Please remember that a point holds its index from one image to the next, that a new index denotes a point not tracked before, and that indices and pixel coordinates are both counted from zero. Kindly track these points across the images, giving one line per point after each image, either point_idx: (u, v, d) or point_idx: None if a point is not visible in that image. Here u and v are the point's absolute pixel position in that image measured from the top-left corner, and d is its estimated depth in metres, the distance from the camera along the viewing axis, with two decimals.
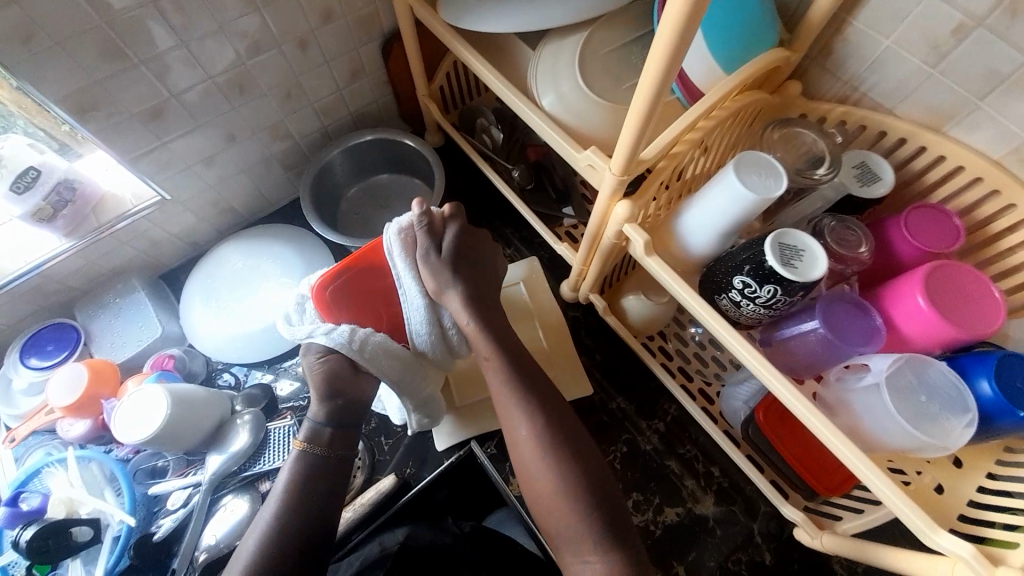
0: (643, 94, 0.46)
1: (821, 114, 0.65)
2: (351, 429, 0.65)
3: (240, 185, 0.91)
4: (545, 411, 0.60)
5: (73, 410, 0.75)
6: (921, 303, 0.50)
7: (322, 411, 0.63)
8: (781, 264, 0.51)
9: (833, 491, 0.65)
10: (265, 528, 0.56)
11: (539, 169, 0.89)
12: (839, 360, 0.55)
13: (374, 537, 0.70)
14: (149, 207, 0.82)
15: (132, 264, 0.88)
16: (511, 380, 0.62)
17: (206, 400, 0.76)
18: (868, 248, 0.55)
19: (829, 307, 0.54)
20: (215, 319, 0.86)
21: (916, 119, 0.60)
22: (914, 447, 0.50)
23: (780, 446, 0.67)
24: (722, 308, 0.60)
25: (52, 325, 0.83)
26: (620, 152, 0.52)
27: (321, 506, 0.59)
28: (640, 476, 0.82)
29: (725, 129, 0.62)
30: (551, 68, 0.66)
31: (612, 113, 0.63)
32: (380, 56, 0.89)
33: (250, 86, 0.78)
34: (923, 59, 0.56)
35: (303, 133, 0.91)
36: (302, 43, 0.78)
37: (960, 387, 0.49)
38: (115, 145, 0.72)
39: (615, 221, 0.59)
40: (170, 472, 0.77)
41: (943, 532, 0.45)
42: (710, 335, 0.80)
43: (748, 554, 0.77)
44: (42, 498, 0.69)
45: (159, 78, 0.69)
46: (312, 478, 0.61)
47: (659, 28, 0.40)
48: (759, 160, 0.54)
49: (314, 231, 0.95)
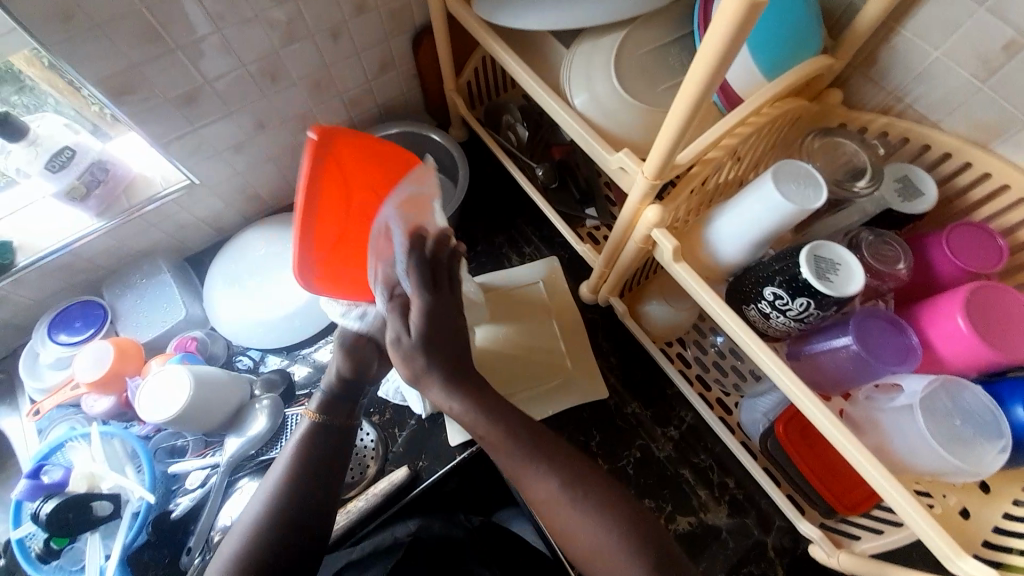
0: (685, 100, 0.45)
1: (861, 125, 0.63)
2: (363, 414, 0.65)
3: (267, 173, 0.91)
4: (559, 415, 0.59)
5: (98, 385, 0.76)
6: (960, 324, 0.49)
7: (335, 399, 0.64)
8: (817, 277, 0.50)
9: (852, 509, 0.64)
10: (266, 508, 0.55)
11: (564, 168, 0.88)
12: (870, 377, 0.54)
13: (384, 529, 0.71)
14: (178, 190, 0.83)
15: (158, 246, 0.89)
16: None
17: (229, 383, 0.77)
18: (906, 264, 0.54)
19: (862, 323, 0.52)
20: (236, 304, 0.87)
21: (961, 134, 0.58)
22: (945, 471, 0.48)
23: (799, 462, 0.66)
24: (750, 318, 0.59)
25: (80, 302, 0.85)
26: (656, 157, 0.52)
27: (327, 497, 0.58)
28: (652, 483, 0.81)
29: (762, 136, 0.61)
30: (585, 68, 0.66)
31: (646, 115, 0.62)
32: (410, 47, 0.89)
33: (281, 75, 0.78)
34: (972, 74, 0.54)
35: (330, 123, 0.92)
36: (335, 33, 0.78)
37: (995, 413, 0.48)
38: (148, 128, 0.73)
39: (645, 226, 0.59)
40: (189, 452, 0.78)
41: (967, 557, 0.44)
42: (731, 344, 0.79)
43: (759, 567, 0.76)
44: (64, 471, 0.71)
45: (194, 64, 0.69)
46: (320, 461, 0.60)
47: (709, 33, 0.39)
48: (799, 170, 0.53)
49: None
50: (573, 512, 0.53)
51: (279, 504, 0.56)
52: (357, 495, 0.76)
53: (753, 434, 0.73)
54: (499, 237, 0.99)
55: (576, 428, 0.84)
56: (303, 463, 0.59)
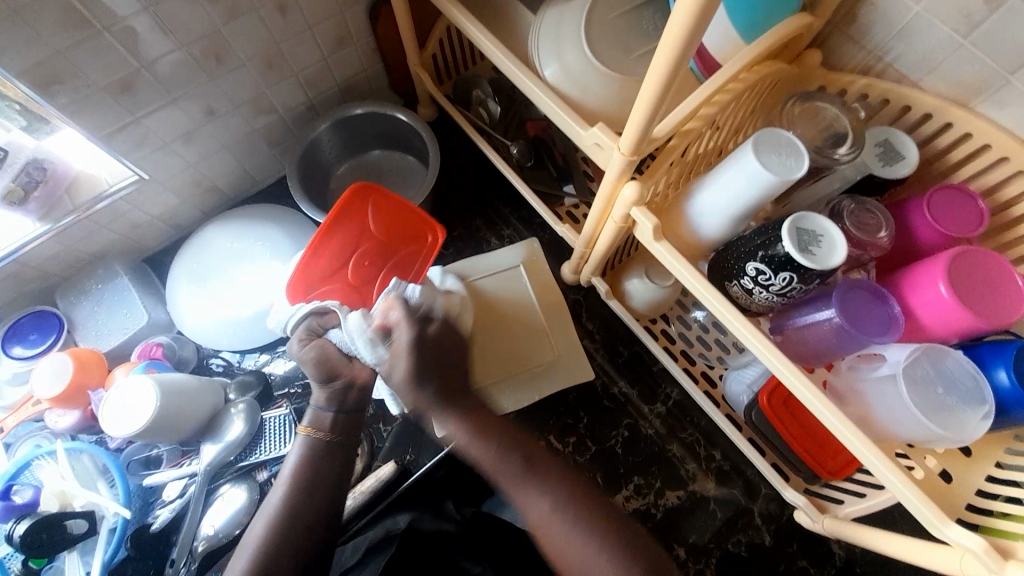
0: (658, 71, 0.42)
1: (841, 87, 0.61)
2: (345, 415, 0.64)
3: (223, 164, 0.86)
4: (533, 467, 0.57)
5: (60, 401, 0.73)
6: (943, 291, 0.48)
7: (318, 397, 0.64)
8: (798, 250, 0.48)
9: (835, 474, 0.66)
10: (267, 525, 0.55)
11: (539, 145, 0.85)
12: (853, 350, 0.53)
13: (376, 522, 0.71)
14: (127, 187, 0.77)
15: (114, 248, 0.84)
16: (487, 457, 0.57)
17: (200, 389, 0.74)
18: (888, 233, 0.52)
19: (846, 295, 0.51)
20: (205, 304, 0.83)
21: (943, 93, 0.56)
22: (927, 439, 0.48)
23: (782, 428, 0.67)
24: (732, 295, 0.58)
25: (33, 313, 0.79)
26: (631, 131, 0.49)
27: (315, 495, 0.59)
28: (640, 459, 0.81)
29: (739, 103, 0.58)
30: (554, 36, 0.61)
31: (621, 86, 0.59)
32: (368, 21, 0.83)
33: (227, 56, 0.72)
34: (954, 28, 0.52)
35: (288, 106, 0.86)
36: (282, 7, 0.71)
37: (978, 379, 0.48)
38: (84, 120, 0.67)
39: (623, 205, 0.56)
40: (164, 462, 0.76)
41: (952, 524, 0.45)
42: (714, 318, 0.78)
43: (746, 534, 0.78)
44: (34, 490, 0.68)
45: (127, 47, 0.63)
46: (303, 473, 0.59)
47: (675, 8, 0.37)
48: (780, 139, 0.50)
49: (304, 212, 0.91)
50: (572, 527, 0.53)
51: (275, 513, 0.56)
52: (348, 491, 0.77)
53: (737, 406, 0.73)
54: (475, 220, 0.96)
55: (563, 410, 0.84)
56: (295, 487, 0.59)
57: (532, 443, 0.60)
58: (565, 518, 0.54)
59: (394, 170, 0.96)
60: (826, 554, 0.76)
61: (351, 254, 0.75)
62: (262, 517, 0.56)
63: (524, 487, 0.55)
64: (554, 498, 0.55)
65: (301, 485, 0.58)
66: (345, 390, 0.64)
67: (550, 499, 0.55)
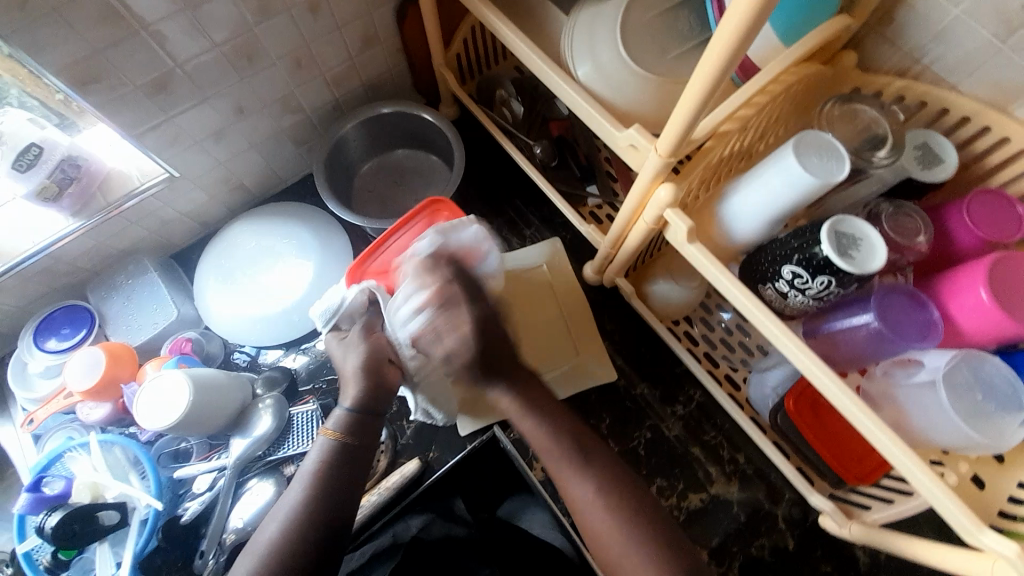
0: (704, 74, 0.42)
1: (877, 89, 0.60)
2: (375, 415, 0.65)
3: (251, 162, 0.87)
4: (587, 458, 0.59)
5: (93, 393, 0.74)
6: (983, 296, 0.47)
7: (351, 393, 0.64)
8: (837, 254, 0.48)
9: (862, 479, 0.65)
10: (290, 516, 0.56)
11: (563, 145, 0.85)
12: (889, 354, 0.53)
13: (389, 527, 0.71)
14: (157, 185, 0.78)
15: (142, 244, 0.85)
16: (544, 447, 0.61)
17: (228, 383, 0.75)
18: (927, 237, 0.52)
19: (884, 299, 0.51)
20: (231, 300, 0.84)
21: (983, 97, 0.56)
22: (963, 445, 0.48)
23: (811, 436, 0.66)
24: (765, 298, 0.58)
25: (66, 307, 0.81)
26: (671, 133, 0.48)
27: (342, 496, 0.59)
28: (663, 462, 0.81)
29: (776, 105, 0.58)
30: (588, 37, 0.61)
31: (656, 87, 0.58)
32: (394, 21, 0.83)
33: (258, 56, 0.73)
34: (995, 33, 0.52)
35: (314, 105, 0.86)
36: (313, 7, 0.72)
37: (1018, 387, 0.47)
38: (118, 118, 0.68)
39: (657, 207, 0.56)
40: (194, 456, 0.77)
41: (986, 529, 0.44)
42: (738, 320, 0.79)
43: (770, 538, 0.77)
44: (65, 482, 0.69)
45: (162, 46, 0.64)
46: (340, 466, 0.60)
47: (723, 23, 0.38)
48: (820, 142, 0.50)
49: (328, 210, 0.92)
50: (607, 512, 0.56)
51: (300, 507, 0.57)
52: (370, 488, 0.76)
53: (762, 409, 0.73)
54: (497, 220, 0.96)
55: (585, 411, 0.84)
56: (323, 486, 0.58)
57: (579, 430, 0.62)
58: (597, 499, 0.57)
59: (417, 169, 0.96)
60: (850, 558, 0.76)
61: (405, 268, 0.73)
62: (278, 516, 0.57)
63: (564, 463, 0.59)
64: (598, 489, 0.57)
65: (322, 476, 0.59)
66: (375, 386, 0.65)
67: (590, 481, 0.58)
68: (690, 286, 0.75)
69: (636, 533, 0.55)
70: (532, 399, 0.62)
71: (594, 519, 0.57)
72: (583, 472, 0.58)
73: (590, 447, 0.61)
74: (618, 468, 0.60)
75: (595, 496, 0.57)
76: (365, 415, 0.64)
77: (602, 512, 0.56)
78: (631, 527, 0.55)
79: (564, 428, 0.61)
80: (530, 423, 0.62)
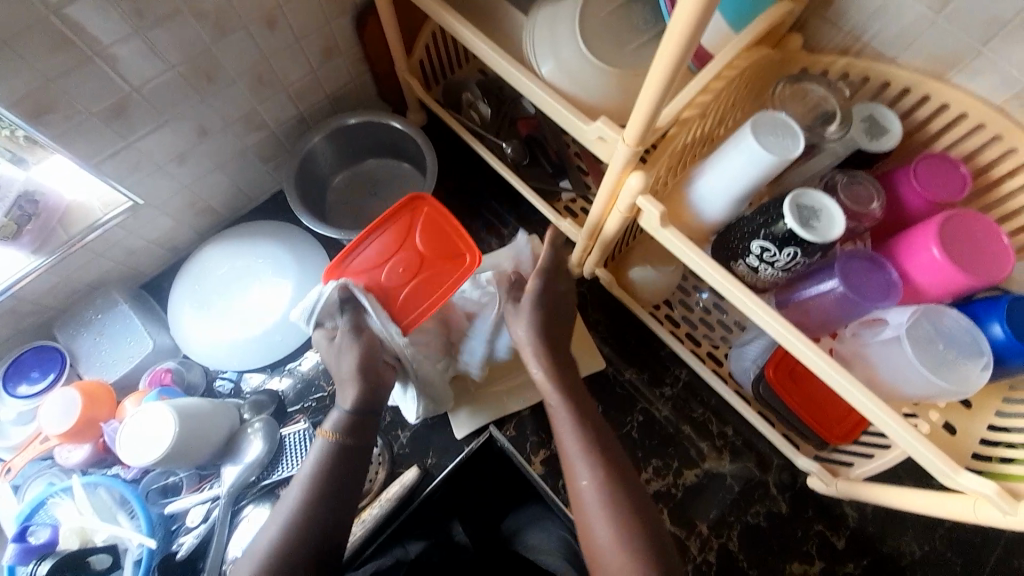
0: (663, 62, 0.43)
1: (824, 68, 0.64)
2: (373, 411, 0.65)
3: (218, 183, 0.85)
4: (584, 421, 0.66)
5: (71, 435, 0.71)
6: (937, 254, 0.51)
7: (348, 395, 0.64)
8: (800, 226, 0.50)
9: (843, 438, 0.68)
10: (292, 513, 0.56)
11: (533, 143, 0.87)
12: (856, 316, 0.56)
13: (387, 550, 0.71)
14: (121, 214, 0.76)
15: (110, 276, 0.82)
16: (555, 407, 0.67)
17: (214, 410, 0.74)
18: (880, 204, 0.55)
19: (846, 265, 0.54)
20: (208, 326, 0.82)
21: (921, 67, 0.59)
22: (932, 394, 0.51)
23: (792, 403, 0.69)
24: (738, 274, 0.60)
25: (34, 348, 0.78)
26: (637, 122, 0.50)
27: (339, 492, 0.59)
28: (657, 443, 0.83)
29: (732, 89, 0.60)
30: (548, 35, 0.63)
31: (619, 80, 0.60)
32: (353, 31, 0.83)
33: (217, 74, 0.71)
34: (926, 7, 0.55)
35: (279, 120, 0.85)
36: (270, 21, 0.72)
37: (974, 334, 0.51)
38: (76, 148, 0.66)
39: (630, 193, 0.57)
40: (183, 489, 0.75)
41: (964, 472, 0.47)
42: (715, 299, 0.82)
43: (764, 505, 0.80)
44: (51, 530, 0.66)
45: (116, 71, 0.62)
46: (342, 462, 0.61)
47: (676, 14, 0.39)
48: (775, 121, 0.53)
49: (301, 226, 0.91)
50: (591, 467, 0.62)
51: (301, 506, 0.57)
52: (370, 503, 0.78)
53: (745, 381, 0.76)
54: (474, 222, 0.97)
55: None
56: (323, 483, 0.59)
57: (582, 394, 0.69)
58: (584, 455, 0.63)
59: (389, 178, 0.96)
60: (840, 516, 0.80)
61: (388, 262, 0.69)
62: (276, 518, 0.57)
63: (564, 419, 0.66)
64: (591, 447, 0.64)
65: (319, 479, 0.59)
66: (368, 385, 0.64)
67: (583, 440, 0.64)
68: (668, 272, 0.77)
69: (617, 488, 0.61)
70: (546, 354, 0.69)
71: (581, 475, 0.63)
72: (581, 432, 0.65)
73: (588, 409, 0.68)
74: (608, 436, 0.66)
75: (584, 453, 0.64)
76: (363, 415, 0.64)
77: (589, 467, 0.63)
78: (616, 497, 0.60)
79: (568, 391, 0.67)
80: (543, 377, 0.68)
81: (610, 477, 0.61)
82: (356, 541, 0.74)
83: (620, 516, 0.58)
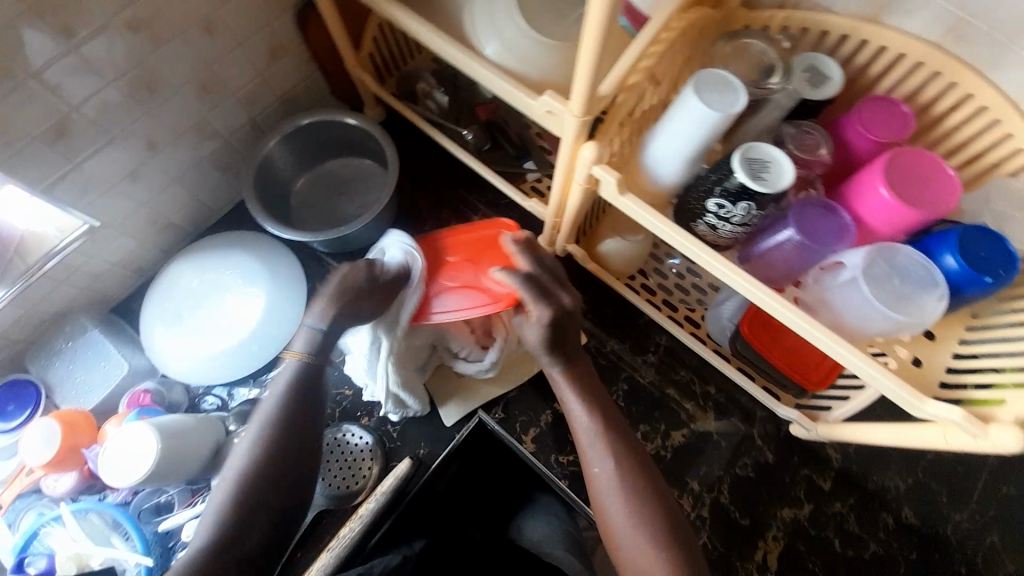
0: (595, 26, 0.43)
1: (764, 22, 0.64)
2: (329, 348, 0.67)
3: (173, 197, 0.84)
4: (598, 411, 0.65)
5: (53, 465, 0.70)
6: (883, 194, 0.52)
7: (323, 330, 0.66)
8: (750, 178, 0.52)
9: (820, 383, 0.71)
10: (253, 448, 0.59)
11: (493, 128, 0.87)
12: (815, 262, 0.57)
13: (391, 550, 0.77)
14: (77, 238, 0.74)
15: (74, 304, 0.80)
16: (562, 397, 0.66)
17: (196, 423, 0.74)
18: (825, 149, 0.57)
19: (800, 213, 0.55)
20: (183, 340, 0.82)
21: (857, 13, 0.60)
22: (891, 328, 0.53)
23: (767, 353, 0.71)
24: (700, 234, 0.61)
25: (8, 381, 0.77)
26: (580, 93, 0.50)
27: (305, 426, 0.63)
28: (644, 409, 0.85)
29: (676, 52, 0.61)
30: (488, 15, 0.62)
31: (562, 56, 0.61)
32: (296, 30, 0.81)
33: (159, 85, 0.70)
34: None
35: (229, 128, 0.84)
36: (209, 27, 0.70)
37: (929, 267, 0.52)
38: (23, 176, 0.64)
39: (583, 163, 0.58)
40: (177, 505, 0.74)
41: (929, 401, 0.49)
42: (686, 263, 0.83)
43: (752, 456, 0.82)
44: (47, 558, 0.66)
45: (51, 92, 0.61)
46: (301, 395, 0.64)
47: None
48: (716, 78, 0.53)
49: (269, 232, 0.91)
50: (611, 467, 0.62)
51: (267, 439, 0.60)
52: (366, 499, 0.76)
53: (722, 340, 0.78)
54: (443, 211, 0.97)
55: None
56: (285, 411, 0.62)
57: (599, 390, 0.67)
58: (601, 448, 0.63)
59: (353, 177, 0.95)
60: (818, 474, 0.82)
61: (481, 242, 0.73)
62: (243, 447, 0.60)
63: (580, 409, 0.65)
64: (608, 443, 0.63)
65: (278, 432, 0.61)
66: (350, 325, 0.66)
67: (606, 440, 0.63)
68: (633, 244, 0.78)
69: (646, 497, 0.60)
70: (563, 357, 0.66)
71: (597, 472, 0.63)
72: (597, 431, 0.64)
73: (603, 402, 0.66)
74: (629, 437, 0.65)
75: (606, 452, 0.63)
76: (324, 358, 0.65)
77: (607, 463, 0.62)
78: (645, 501, 0.60)
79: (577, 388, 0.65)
80: (553, 371, 0.66)
81: (635, 480, 0.61)
82: (353, 536, 0.73)
83: (645, 518, 0.59)
